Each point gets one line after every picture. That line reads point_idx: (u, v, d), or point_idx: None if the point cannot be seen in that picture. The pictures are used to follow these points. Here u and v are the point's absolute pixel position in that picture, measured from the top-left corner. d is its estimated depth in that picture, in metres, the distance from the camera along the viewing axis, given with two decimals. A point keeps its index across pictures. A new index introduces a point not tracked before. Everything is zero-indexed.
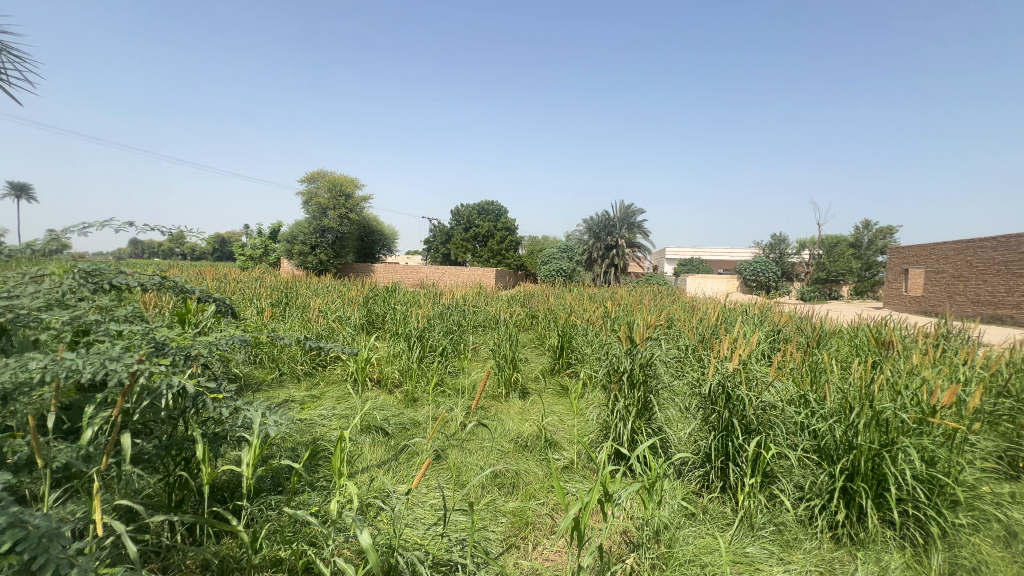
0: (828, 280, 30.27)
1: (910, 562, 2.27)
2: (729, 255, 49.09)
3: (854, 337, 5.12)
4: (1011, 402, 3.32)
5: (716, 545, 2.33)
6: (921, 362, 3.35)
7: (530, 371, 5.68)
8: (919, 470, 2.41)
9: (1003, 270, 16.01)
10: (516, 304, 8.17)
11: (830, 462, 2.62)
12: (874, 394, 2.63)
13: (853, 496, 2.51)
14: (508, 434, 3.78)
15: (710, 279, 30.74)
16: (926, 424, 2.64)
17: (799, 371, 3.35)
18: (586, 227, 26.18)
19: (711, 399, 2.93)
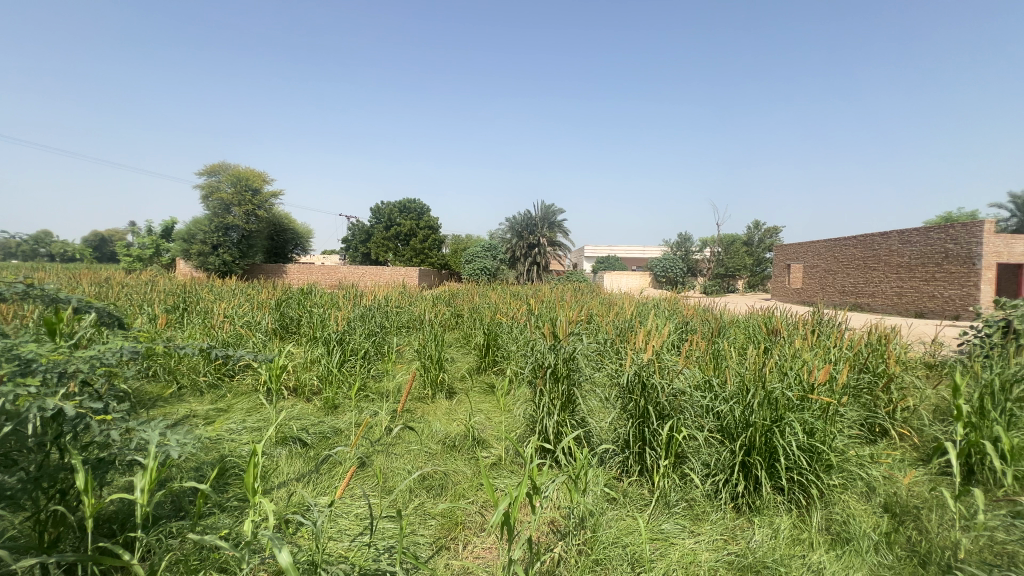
0: (726, 275, 33.39)
1: (796, 522, 2.59)
2: (642, 253, 52.48)
3: (748, 326, 5.71)
4: (870, 376, 3.90)
5: (636, 525, 2.49)
6: (802, 346, 3.81)
7: (456, 371, 5.66)
8: (802, 441, 2.74)
9: (862, 264, 18.67)
10: (441, 304, 8.08)
11: (731, 440, 2.90)
12: (766, 376, 2.94)
13: (750, 468, 2.81)
14: (435, 435, 3.74)
15: (627, 277, 31.93)
16: (807, 399, 3.01)
17: (703, 357, 3.67)
18: (508, 226, 26.54)
19: (629, 388, 3.11)
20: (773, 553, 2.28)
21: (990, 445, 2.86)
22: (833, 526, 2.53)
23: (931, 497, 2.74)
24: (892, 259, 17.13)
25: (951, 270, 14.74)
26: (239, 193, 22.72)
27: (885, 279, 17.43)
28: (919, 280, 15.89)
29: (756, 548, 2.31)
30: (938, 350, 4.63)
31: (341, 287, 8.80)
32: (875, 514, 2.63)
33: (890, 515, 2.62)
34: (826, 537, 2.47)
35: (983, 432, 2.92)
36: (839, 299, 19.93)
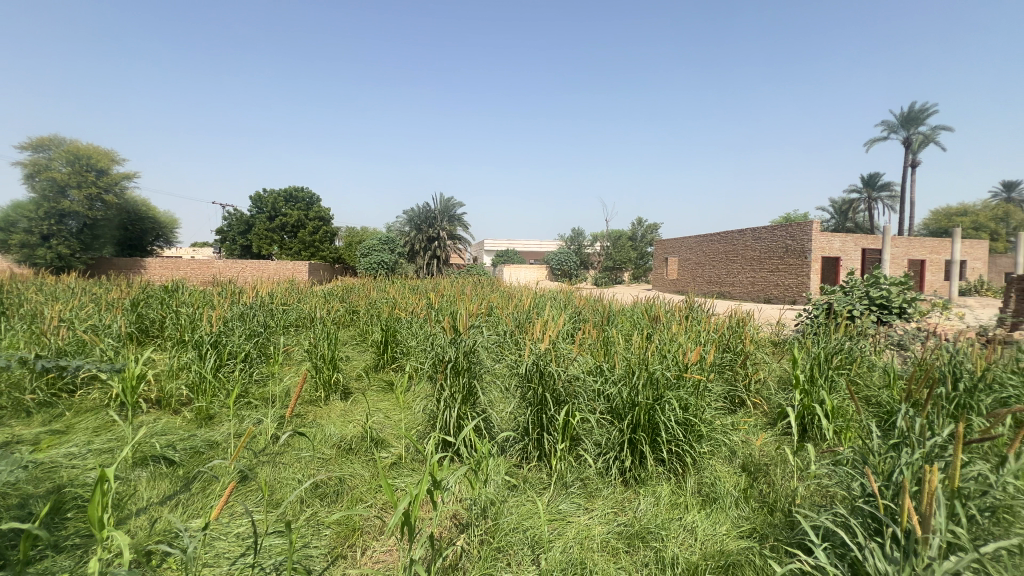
0: (614, 268, 35.95)
1: (674, 488, 2.89)
2: (538, 247, 54.42)
3: (634, 314, 6.22)
4: (731, 354, 4.48)
5: (536, 508, 2.59)
6: (678, 330, 4.24)
7: (352, 370, 5.37)
8: (679, 416, 3.05)
9: (724, 258, 21.34)
10: (334, 300, 7.61)
11: (620, 419, 3.14)
12: (649, 359, 3.23)
13: (636, 444, 3.07)
14: (329, 439, 3.52)
15: (524, 271, 32.85)
16: (682, 378, 3.36)
17: (595, 345, 3.91)
18: (407, 219, 25.81)
19: (527, 377, 3.22)
20: (656, 519, 2.53)
21: (818, 407, 3.45)
22: (704, 488, 2.88)
23: (776, 455, 3.24)
24: (747, 253, 19.82)
25: (790, 262, 17.46)
26: (75, 175, 18.98)
27: (742, 270, 20.11)
28: (767, 271, 18.61)
29: (641, 516, 2.54)
30: (781, 329, 5.47)
31: (215, 283, 7.86)
32: (736, 474, 3.04)
33: (747, 473, 3.05)
34: (698, 499, 2.80)
35: (813, 396, 3.52)
36: (707, 289, 22.60)
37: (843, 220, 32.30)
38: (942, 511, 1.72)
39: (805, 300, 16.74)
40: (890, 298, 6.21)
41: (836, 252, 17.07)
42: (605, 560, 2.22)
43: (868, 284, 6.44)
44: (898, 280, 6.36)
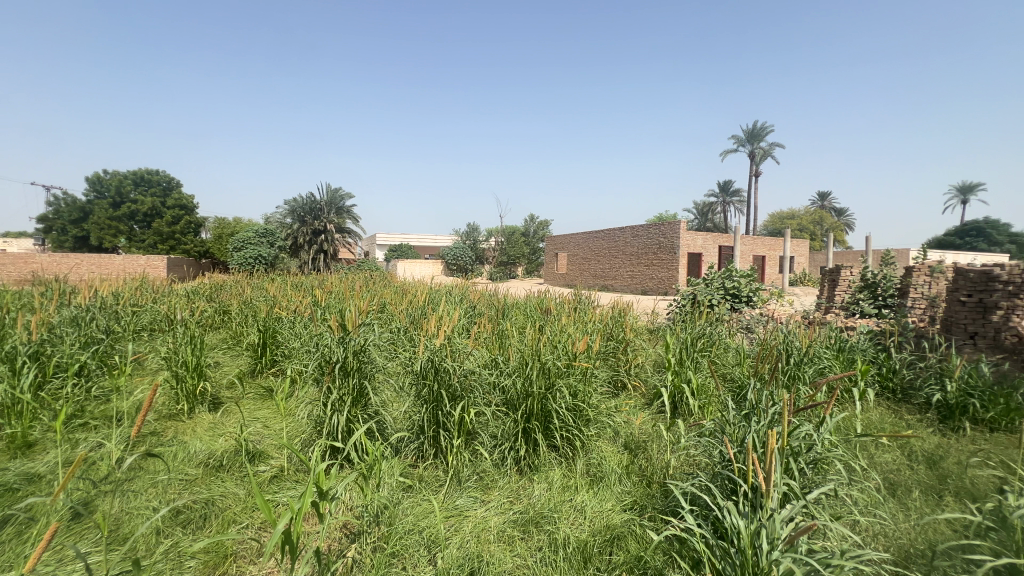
0: (508, 263, 36.80)
1: (565, 472, 3.06)
2: (433, 242, 53.64)
3: (527, 307, 6.44)
4: (614, 342, 4.85)
5: (432, 507, 2.55)
6: (567, 322, 4.48)
7: (222, 377, 4.80)
8: (569, 403, 3.22)
9: (608, 253, 23.03)
10: (199, 300, 6.72)
11: (514, 410, 3.23)
12: (541, 349, 3.35)
13: (530, 433, 3.18)
14: (194, 457, 3.11)
15: (419, 266, 32.13)
16: (571, 366, 3.55)
17: (490, 338, 3.96)
18: (288, 209, 23.73)
19: (422, 374, 3.15)
20: (549, 503, 2.65)
21: (685, 386, 3.89)
22: (591, 468, 3.08)
23: (652, 432, 3.58)
24: (626, 249, 21.61)
25: (662, 258, 19.42)
26: None
27: (623, 265, 21.89)
28: (643, 266, 20.50)
29: (535, 503, 2.64)
30: (655, 318, 6.06)
31: (35, 281, 6.47)
32: (619, 452, 3.30)
33: (628, 451, 3.33)
34: (586, 479, 2.99)
35: (682, 377, 3.96)
36: (593, 282, 24.22)
37: (704, 221, 36.76)
38: (779, 468, 2.04)
39: (675, 292, 18.78)
40: (739, 288, 7.22)
41: (698, 248, 19.39)
42: (501, 550, 2.27)
43: (723, 276, 7.40)
44: (746, 273, 7.42)
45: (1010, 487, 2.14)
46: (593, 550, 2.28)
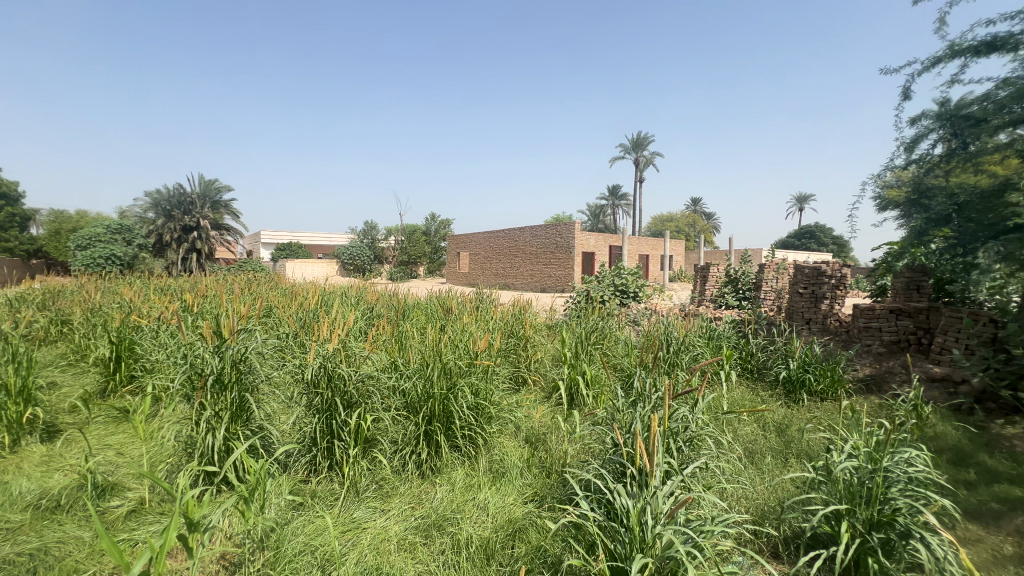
0: (409, 263, 35.81)
1: (467, 471, 3.07)
2: (327, 241, 50.36)
3: (428, 307, 6.33)
4: (515, 339, 4.97)
5: (326, 523, 2.40)
6: (469, 321, 4.48)
7: (61, 400, 4.03)
8: (471, 402, 3.23)
9: (508, 253, 23.52)
10: (27, 308, 5.57)
11: (415, 413, 3.16)
12: (442, 349, 3.31)
13: (432, 436, 3.14)
14: (21, 499, 2.57)
15: (311, 267, 29.97)
16: (473, 365, 3.56)
17: (389, 340, 3.82)
18: (149, 202, 20.70)
19: (314, 383, 2.94)
20: (451, 505, 2.64)
21: (580, 377, 4.13)
22: (493, 465, 3.12)
23: (551, 423, 3.73)
24: (526, 248, 22.27)
25: (559, 257, 20.34)
26: None
27: (523, 264, 22.52)
28: (542, 265, 21.30)
29: (437, 506, 2.61)
30: (553, 314, 6.32)
31: None
32: (520, 447, 3.39)
33: (529, 445, 3.43)
34: (489, 476, 3.03)
35: (578, 369, 4.18)
36: (494, 281, 24.58)
37: (596, 222, 39.21)
38: (660, 448, 2.25)
39: (571, 289, 19.80)
40: (627, 284, 7.83)
41: (591, 247, 20.63)
42: (402, 559, 2.21)
43: (613, 274, 7.96)
44: (632, 270, 8.07)
45: (833, 446, 2.59)
46: (496, 546, 2.32)
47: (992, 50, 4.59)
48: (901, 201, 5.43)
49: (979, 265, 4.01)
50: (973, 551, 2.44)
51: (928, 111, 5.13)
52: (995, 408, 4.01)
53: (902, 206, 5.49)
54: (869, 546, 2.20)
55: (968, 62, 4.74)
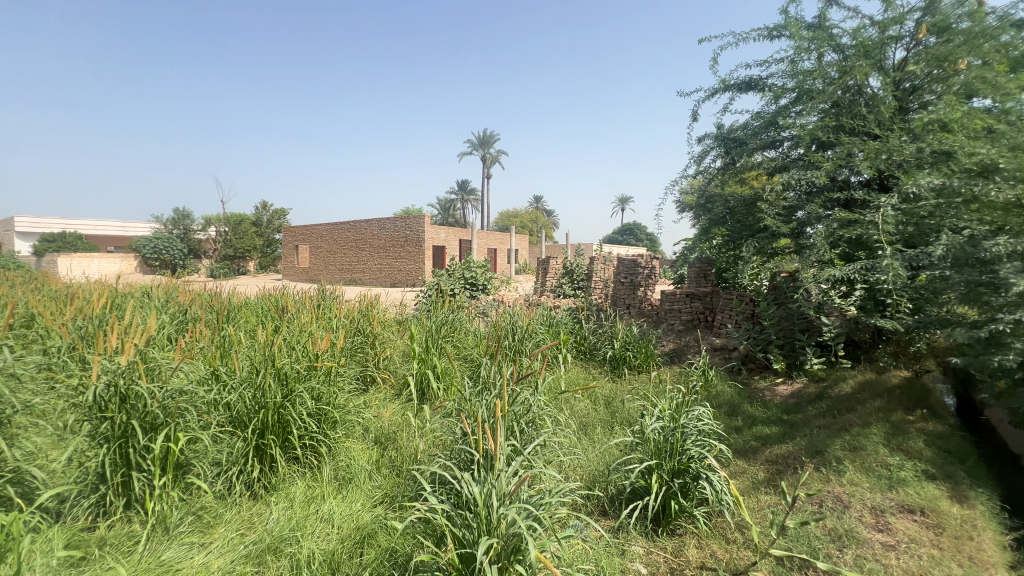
0: (235, 258, 30.92)
1: (309, 483, 2.83)
2: (118, 231, 41.02)
3: (260, 307, 5.62)
4: (362, 336, 4.70)
5: (123, 573, 1.97)
6: (308, 320, 4.10)
7: None
8: (312, 407, 2.98)
9: (354, 246, 22.14)
10: None
11: (244, 427, 2.80)
12: (275, 353, 2.96)
13: (265, 450, 2.81)
14: None
15: (95, 263, 24.12)
16: (313, 367, 3.25)
17: (207, 347, 3.28)
18: None
19: (99, 406, 2.38)
20: (290, 523, 2.40)
21: (431, 371, 4.12)
22: (339, 472, 2.95)
23: (402, 421, 3.65)
24: (373, 241, 21.26)
25: (409, 250, 19.90)
26: None
27: (370, 258, 21.47)
28: (391, 258, 20.59)
29: (272, 526, 2.36)
30: (403, 309, 6.16)
31: None
32: (368, 449, 3.25)
33: (378, 445, 3.32)
34: (334, 485, 2.85)
35: (428, 363, 4.17)
36: (339, 276, 22.96)
37: (446, 216, 39.34)
38: (504, 433, 2.38)
39: (422, 283, 19.57)
40: (476, 277, 8.05)
41: (441, 241, 20.66)
42: None
43: (463, 267, 8.11)
44: (481, 264, 8.31)
45: (646, 411, 3.06)
46: (342, 557, 2.19)
47: (748, 88, 5.88)
48: (693, 205, 6.63)
49: (742, 257, 5.13)
50: (740, 481, 3.14)
51: (709, 132, 6.34)
52: (753, 367, 5.18)
53: (693, 208, 6.70)
54: (671, 490, 2.68)
55: (734, 96, 5.98)
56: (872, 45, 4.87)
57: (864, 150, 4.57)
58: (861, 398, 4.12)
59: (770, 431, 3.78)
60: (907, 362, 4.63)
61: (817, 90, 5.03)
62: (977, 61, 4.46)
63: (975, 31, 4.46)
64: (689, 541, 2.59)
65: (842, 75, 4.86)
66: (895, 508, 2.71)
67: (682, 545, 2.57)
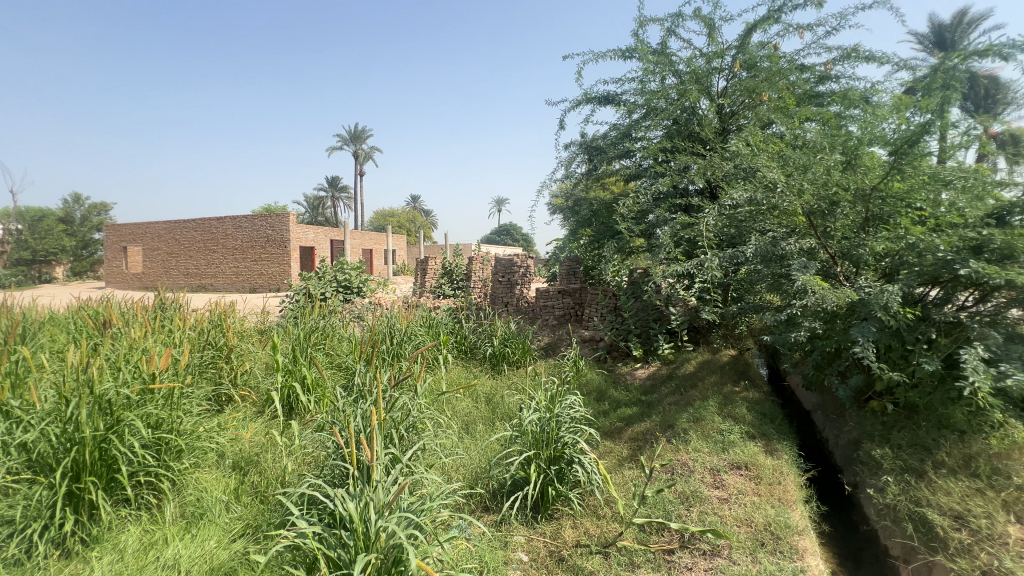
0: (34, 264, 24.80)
1: (145, 527, 2.40)
2: None
3: (72, 323, 4.61)
4: (214, 349, 4.12)
5: None
6: (140, 334, 3.46)
7: None
8: (147, 438, 2.53)
9: (202, 247, 19.33)
10: None
11: (49, 471, 2.27)
12: (93, 377, 2.44)
13: (81, 497, 2.31)
14: None
15: None
16: (148, 391, 2.74)
17: None
18: None
19: None
20: None
21: (299, 383, 3.78)
22: (188, 508, 2.57)
23: (266, 441, 3.30)
24: (227, 242, 18.81)
25: (271, 251, 18.00)
26: None
27: (223, 260, 18.95)
28: (249, 261, 18.43)
29: None
30: (265, 318, 5.56)
31: None
32: (224, 477, 2.88)
33: (237, 472, 2.96)
34: (181, 525, 2.47)
35: (296, 374, 3.81)
36: (184, 282, 19.86)
37: (314, 214, 36.41)
38: (381, 442, 2.29)
39: (287, 287, 17.85)
40: (350, 280, 7.60)
41: (310, 242, 19.06)
42: None
43: (335, 269, 7.59)
44: (355, 265, 7.87)
45: (524, 405, 3.18)
46: None
47: (606, 102, 6.46)
48: (562, 207, 7.08)
49: (605, 256, 5.63)
50: (608, 460, 3.44)
51: (574, 140, 6.82)
52: (617, 356, 5.73)
53: (562, 211, 7.16)
54: (548, 477, 2.83)
55: (595, 108, 6.53)
56: (701, 73, 5.70)
57: (697, 163, 5.35)
58: (701, 375, 4.81)
59: (631, 412, 4.22)
60: (733, 343, 5.53)
61: (661, 109, 5.74)
62: (775, 95, 5.50)
63: (773, 71, 5.48)
64: (566, 522, 2.77)
65: (680, 97, 5.60)
66: (727, 466, 3.22)
67: (559, 527, 2.74)
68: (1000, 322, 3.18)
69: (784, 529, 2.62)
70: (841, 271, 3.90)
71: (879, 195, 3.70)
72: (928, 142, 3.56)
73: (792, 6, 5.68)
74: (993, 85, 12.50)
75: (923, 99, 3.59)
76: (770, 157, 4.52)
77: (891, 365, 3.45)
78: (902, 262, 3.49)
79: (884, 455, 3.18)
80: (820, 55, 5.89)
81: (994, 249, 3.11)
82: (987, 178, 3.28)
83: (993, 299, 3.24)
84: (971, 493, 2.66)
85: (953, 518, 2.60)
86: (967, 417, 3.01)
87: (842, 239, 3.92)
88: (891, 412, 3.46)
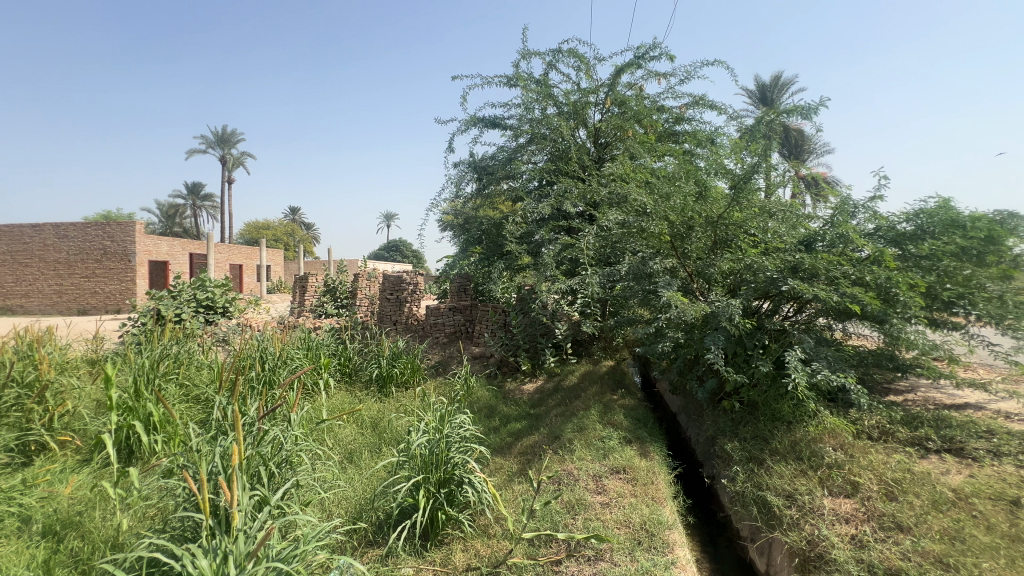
0: None
1: None
2: None
3: None
4: (19, 387, 3.32)
5: None
6: None
7: None
8: None
9: (8, 259, 15.63)
10: None
11: None
12: None
13: None
14: None
15: None
16: None
17: None
18: None
19: None
20: None
21: (141, 422, 3.20)
22: None
23: (94, 496, 2.74)
24: (47, 253, 15.51)
25: (109, 265, 15.22)
26: None
27: (41, 275, 15.57)
28: (78, 276, 15.37)
29: None
30: (98, 345, 4.65)
31: None
32: (30, 547, 2.31)
33: (48, 539, 2.38)
34: None
35: (137, 412, 3.23)
36: None
37: (168, 223, 31.71)
38: (244, 484, 2.03)
39: (130, 308, 15.21)
40: (214, 298, 6.70)
41: (163, 255, 16.53)
42: None
43: (195, 286, 6.65)
44: (220, 282, 6.97)
45: (411, 427, 3.06)
46: None
47: (493, 126, 6.68)
48: (453, 225, 7.12)
49: (494, 274, 5.76)
50: (498, 477, 3.46)
51: (463, 160, 6.93)
52: (507, 371, 5.82)
53: (453, 228, 7.21)
54: (438, 502, 2.75)
55: (482, 130, 6.71)
56: (579, 106, 6.18)
57: (578, 188, 5.76)
58: (584, 386, 5.10)
59: (521, 426, 4.31)
60: (611, 354, 5.98)
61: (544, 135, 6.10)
62: (641, 131, 6.18)
63: (639, 110, 6.16)
64: (456, 546, 2.72)
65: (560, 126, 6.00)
66: (607, 471, 3.43)
67: (449, 553, 2.67)
68: (812, 328, 3.92)
69: (657, 526, 2.85)
70: (697, 288, 4.45)
71: (724, 222, 4.31)
72: (757, 180, 4.28)
73: (652, 55, 6.48)
74: (801, 137, 15.37)
75: (753, 144, 4.30)
76: (639, 185, 5.04)
77: (737, 369, 3.99)
78: (743, 280, 4.11)
79: (734, 447, 3.65)
80: (675, 100, 6.77)
81: (805, 269, 3.80)
82: (798, 212, 4.15)
83: (806, 310, 3.98)
84: (797, 474, 3.17)
85: (786, 497, 3.07)
86: (792, 410, 3.59)
87: (697, 259, 4.48)
88: (738, 410, 4.01)
